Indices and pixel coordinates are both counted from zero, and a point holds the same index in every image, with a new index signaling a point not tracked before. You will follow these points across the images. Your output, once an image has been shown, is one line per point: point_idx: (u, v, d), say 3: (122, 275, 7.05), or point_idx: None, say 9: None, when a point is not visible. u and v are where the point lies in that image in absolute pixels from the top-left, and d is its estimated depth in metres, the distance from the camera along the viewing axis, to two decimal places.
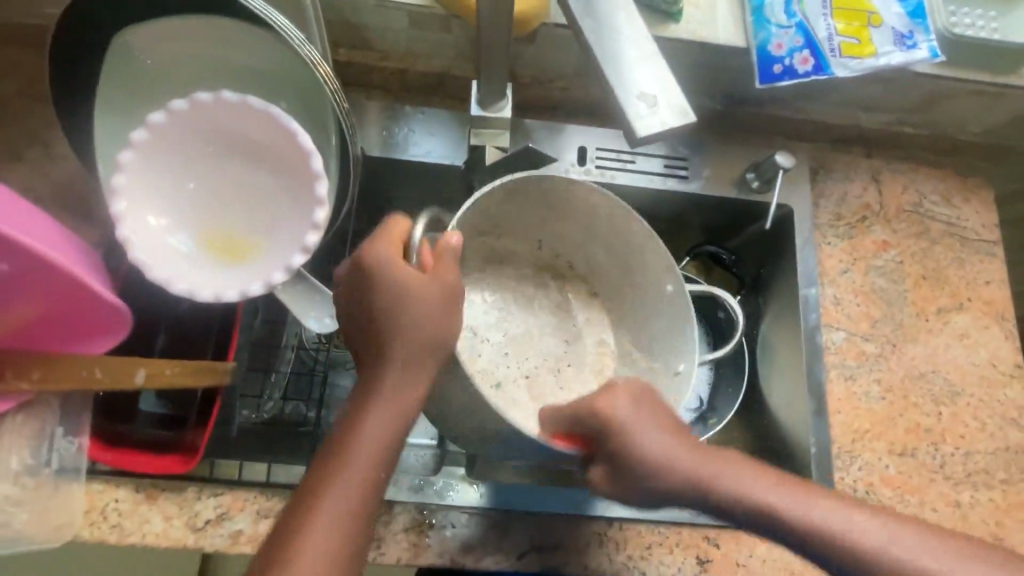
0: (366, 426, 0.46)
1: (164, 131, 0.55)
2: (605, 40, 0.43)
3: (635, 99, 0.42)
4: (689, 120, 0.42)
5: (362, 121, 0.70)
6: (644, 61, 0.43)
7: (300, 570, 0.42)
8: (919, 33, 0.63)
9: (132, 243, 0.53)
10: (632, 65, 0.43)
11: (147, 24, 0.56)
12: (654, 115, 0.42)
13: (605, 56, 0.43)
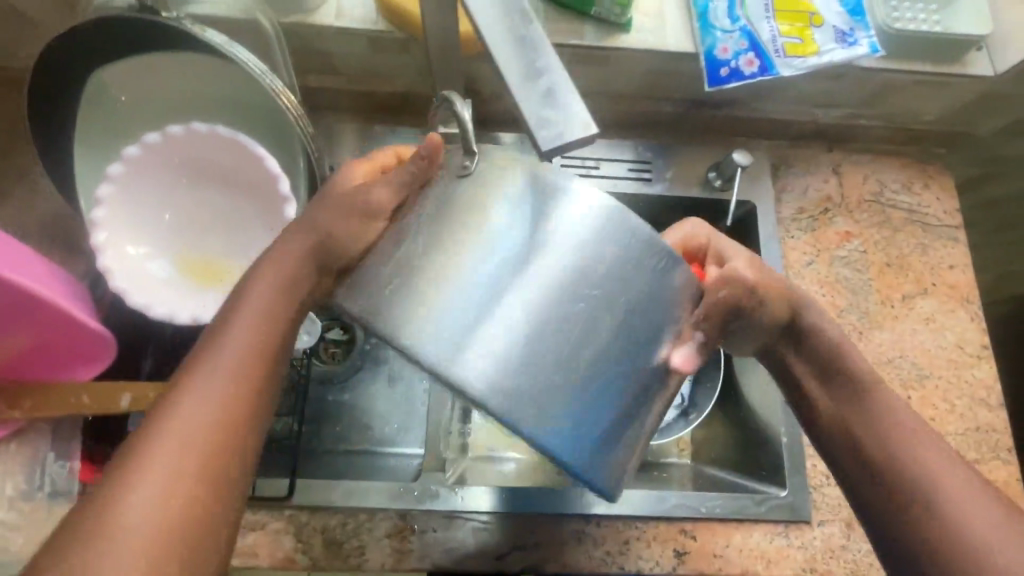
0: (255, 297, 0.42)
1: (138, 162, 0.58)
2: (494, 25, 0.33)
3: (530, 100, 0.31)
4: (593, 133, 0.31)
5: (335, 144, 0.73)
6: (540, 53, 0.33)
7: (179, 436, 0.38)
8: (859, 30, 0.65)
9: (114, 273, 0.56)
10: (527, 55, 0.32)
11: (116, 65, 0.59)
12: (554, 124, 0.31)
13: (494, 42, 0.33)
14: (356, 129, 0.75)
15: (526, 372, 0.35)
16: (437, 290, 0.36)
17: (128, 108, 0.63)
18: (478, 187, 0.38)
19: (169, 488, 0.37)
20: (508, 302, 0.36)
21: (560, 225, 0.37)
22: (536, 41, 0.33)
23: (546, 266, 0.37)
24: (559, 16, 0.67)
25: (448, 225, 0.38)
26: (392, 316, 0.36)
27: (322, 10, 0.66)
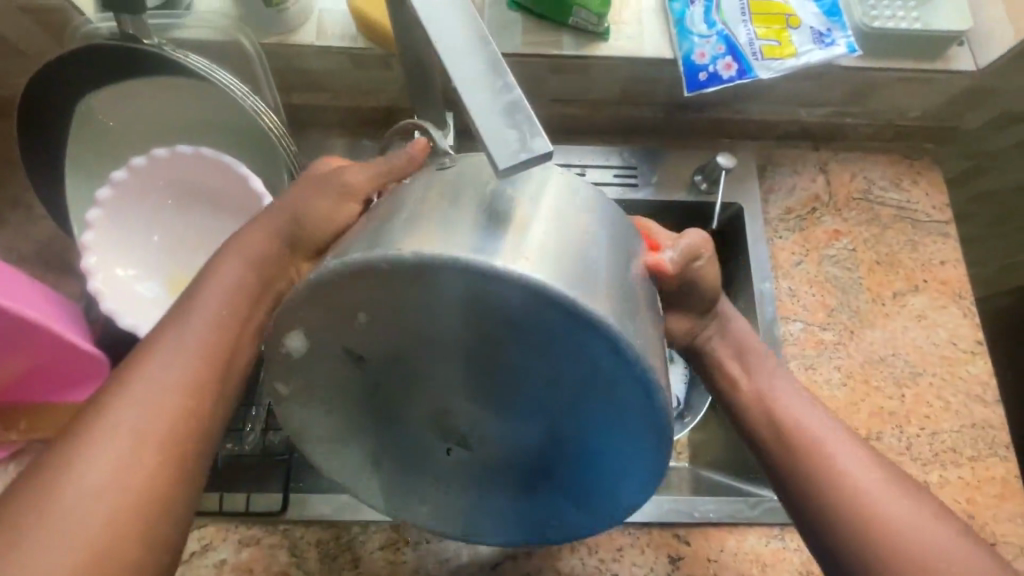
0: (211, 286, 0.45)
1: (126, 186, 0.59)
2: (452, 49, 0.33)
3: (489, 119, 0.31)
4: (550, 151, 0.31)
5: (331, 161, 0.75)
6: (498, 73, 0.32)
7: (130, 420, 0.40)
8: (836, 31, 0.66)
9: (104, 295, 0.57)
10: (484, 75, 0.32)
11: (103, 91, 0.60)
12: (511, 142, 0.31)
13: (454, 66, 0.33)
14: (345, 145, 0.76)
15: (569, 276, 0.36)
16: (463, 222, 0.37)
17: (116, 132, 0.64)
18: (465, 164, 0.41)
19: (120, 495, 0.38)
20: (535, 227, 0.37)
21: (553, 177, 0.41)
22: (495, 61, 0.33)
23: (554, 202, 0.39)
24: (537, 27, 0.68)
25: (450, 184, 0.39)
26: (424, 246, 0.35)
27: (304, 29, 0.67)
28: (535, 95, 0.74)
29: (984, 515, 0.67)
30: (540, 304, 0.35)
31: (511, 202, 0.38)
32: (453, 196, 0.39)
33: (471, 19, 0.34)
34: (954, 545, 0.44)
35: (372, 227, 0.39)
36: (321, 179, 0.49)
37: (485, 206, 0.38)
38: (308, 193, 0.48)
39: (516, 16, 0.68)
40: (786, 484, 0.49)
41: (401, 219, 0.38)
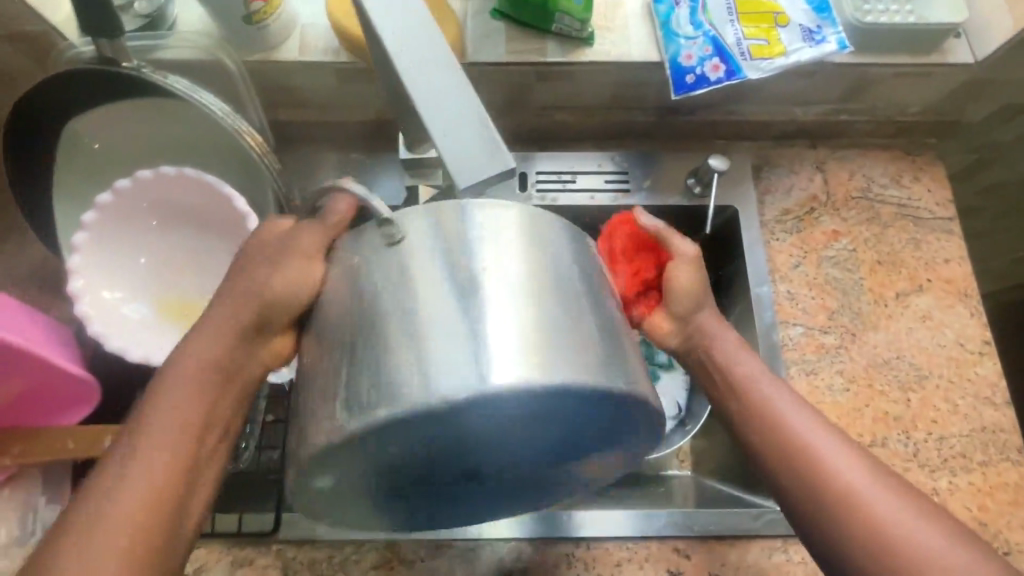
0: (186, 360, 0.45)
1: (111, 209, 0.58)
2: (409, 60, 0.33)
3: (450, 136, 0.31)
4: (509, 167, 0.31)
5: (319, 173, 0.74)
6: (458, 87, 0.33)
7: (117, 510, 0.41)
8: (827, 28, 0.65)
9: (92, 318, 0.57)
10: (444, 88, 0.32)
11: (87, 114, 0.60)
12: (474, 155, 0.31)
13: (413, 80, 0.32)
14: (335, 160, 0.75)
15: (572, 361, 0.38)
16: (456, 331, 0.37)
17: (103, 154, 0.64)
18: (421, 233, 0.40)
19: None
20: (522, 314, 0.38)
21: (507, 223, 0.41)
22: (454, 71, 0.33)
23: (524, 263, 0.40)
24: (521, 35, 0.67)
25: (423, 279, 0.39)
26: (436, 382, 0.36)
27: (287, 46, 0.67)
28: (522, 102, 0.73)
29: (996, 522, 0.64)
30: (557, 400, 0.37)
31: (491, 287, 0.39)
32: (432, 294, 0.39)
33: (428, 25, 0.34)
34: (951, 551, 0.43)
35: (366, 351, 0.39)
36: (274, 247, 0.46)
37: (470, 302, 0.38)
38: (261, 262, 0.46)
39: (500, 24, 0.67)
40: (778, 492, 0.49)
41: (396, 347, 0.38)
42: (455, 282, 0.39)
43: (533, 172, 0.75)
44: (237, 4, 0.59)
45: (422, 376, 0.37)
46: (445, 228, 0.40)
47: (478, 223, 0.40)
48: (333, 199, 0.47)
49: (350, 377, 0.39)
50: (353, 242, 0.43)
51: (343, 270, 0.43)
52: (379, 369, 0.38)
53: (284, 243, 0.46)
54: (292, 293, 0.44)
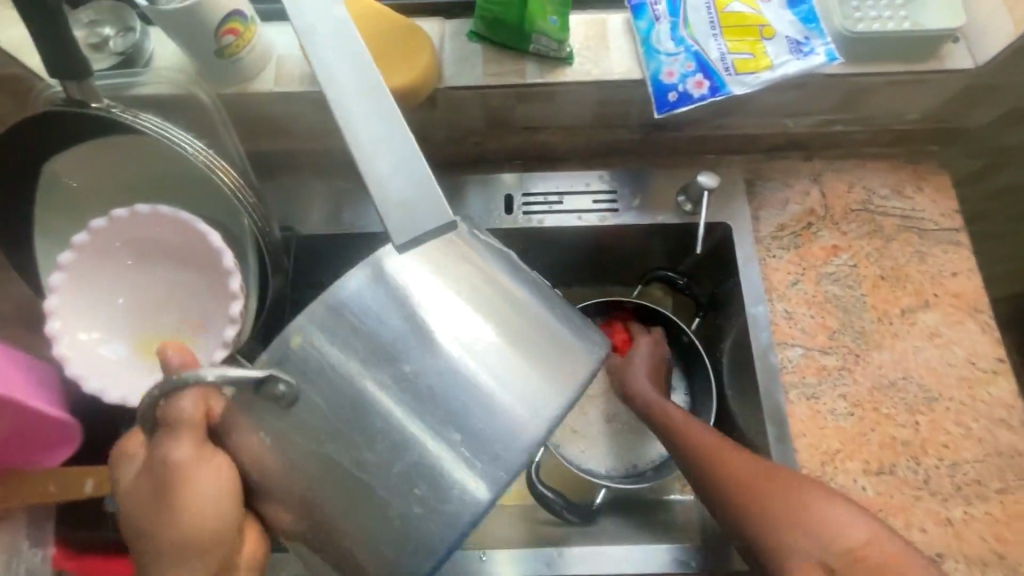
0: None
1: (88, 249, 0.58)
2: (351, 106, 0.36)
3: (392, 182, 0.35)
4: (450, 221, 0.36)
5: (307, 202, 0.75)
6: (392, 129, 0.36)
7: None
8: (815, 38, 0.63)
9: (69, 358, 0.56)
10: (379, 134, 0.36)
11: (64, 153, 0.59)
12: (412, 219, 0.36)
13: (351, 128, 0.36)
14: (321, 191, 0.75)
15: (563, 366, 0.39)
16: (452, 406, 0.36)
17: (81, 193, 0.63)
18: (344, 326, 0.36)
19: None
20: (496, 372, 0.37)
21: (414, 271, 0.38)
22: (388, 114, 0.36)
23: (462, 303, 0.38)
24: (499, 57, 0.66)
25: (391, 374, 0.36)
26: (473, 469, 0.35)
27: (262, 77, 0.66)
28: (503, 124, 0.71)
29: (1015, 554, 0.61)
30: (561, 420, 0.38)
31: (454, 348, 0.37)
32: (405, 385, 0.36)
33: (366, 74, 0.37)
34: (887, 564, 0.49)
35: (378, 478, 0.36)
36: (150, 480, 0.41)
37: (447, 375, 0.37)
38: (156, 506, 0.41)
39: (477, 47, 0.66)
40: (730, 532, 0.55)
41: (409, 458, 0.36)
42: (417, 365, 0.37)
43: (518, 194, 0.74)
44: (208, 41, 0.59)
45: (459, 473, 0.35)
46: (365, 314, 0.36)
47: (390, 289, 0.37)
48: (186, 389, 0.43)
49: (376, 510, 0.36)
50: (243, 403, 0.38)
51: (245, 416, 0.37)
52: (410, 485, 0.36)
53: (161, 475, 0.40)
54: (206, 492, 0.39)
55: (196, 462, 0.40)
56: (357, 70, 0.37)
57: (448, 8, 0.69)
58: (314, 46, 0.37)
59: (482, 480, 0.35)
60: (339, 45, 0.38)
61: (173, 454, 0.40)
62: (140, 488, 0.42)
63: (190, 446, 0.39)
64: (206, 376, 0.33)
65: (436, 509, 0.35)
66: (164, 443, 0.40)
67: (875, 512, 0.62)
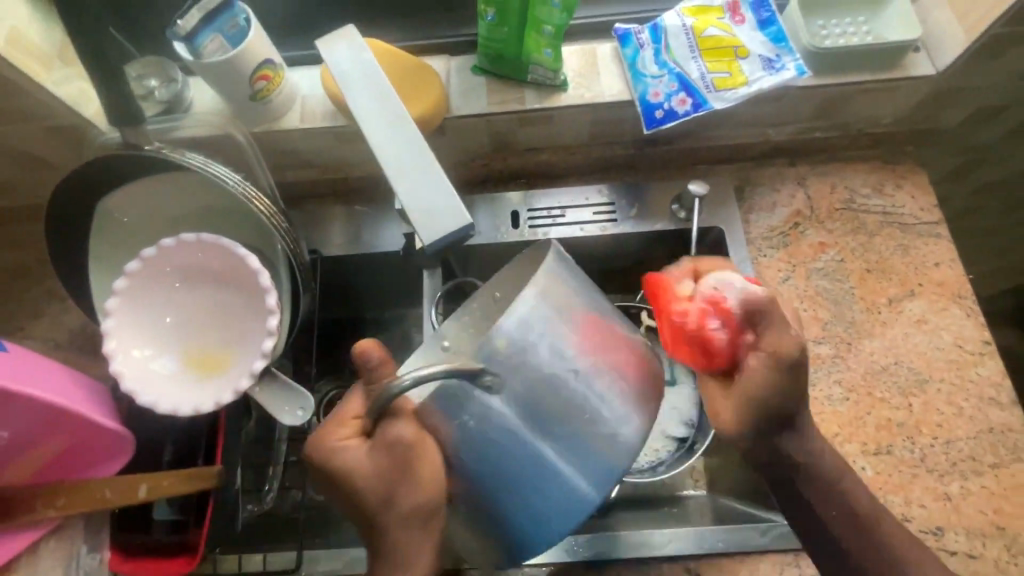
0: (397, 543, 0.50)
1: (139, 275, 0.65)
2: (382, 136, 0.43)
3: (417, 194, 0.42)
4: (468, 222, 0.42)
5: (330, 227, 0.81)
6: (419, 153, 0.43)
7: None
8: (785, 55, 0.69)
9: (123, 374, 0.62)
10: (404, 158, 0.43)
11: (117, 191, 0.67)
12: (432, 221, 0.42)
13: (384, 154, 0.43)
14: (343, 215, 0.82)
15: (650, 390, 0.52)
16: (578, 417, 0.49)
17: (130, 227, 0.70)
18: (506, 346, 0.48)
19: None
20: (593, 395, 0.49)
21: (552, 305, 0.49)
22: (414, 139, 0.43)
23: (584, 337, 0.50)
24: (502, 86, 0.73)
25: (522, 395, 0.48)
26: (579, 472, 0.48)
27: (289, 116, 0.73)
28: (506, 146, 0.78)
29: (1012, 524, 0.64)
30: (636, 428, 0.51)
31: (577, 374, 0.49)
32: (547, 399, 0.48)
33: (391, 108, 0.44)
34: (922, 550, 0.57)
35: (520, 475, 0.48)
36: (383, 460, 0.49)
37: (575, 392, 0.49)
38: (394, 476, 0.49)
39: (481, 79, 0.73)
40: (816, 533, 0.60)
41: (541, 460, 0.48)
42: (547, 387, 0.48)
43: (524, 210, 0.80)
44: (244, 86, 0.66)
45: (579, 471, 0.48)
46: (509, 345, 0.48)
47: (536, 320, 0.49)
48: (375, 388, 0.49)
49: (515, 500, 0.48)
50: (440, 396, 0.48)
51: (444, 413, 0.48)
52: (544, 480, 0.48)
53: (398, 454, 0.48)
54: (427, 467, 0.48)
55: (421, 438, 0.49)
56: (385, 105, 0.44)
57: (452, 45, 0.77)
58: (347, 88, 0.44)
59: (594, 477, 0.48)
60: (365, 84, 0.45)
61: (403, 433, 0.48)
62: (374, 471, 0.49)
63: (413, 425, 0.48)
64: (419, 374, 0.43)
65: (562, 500, 0.48)
66: (391, 426, 0.48)
67: (875, 490, 0.66)
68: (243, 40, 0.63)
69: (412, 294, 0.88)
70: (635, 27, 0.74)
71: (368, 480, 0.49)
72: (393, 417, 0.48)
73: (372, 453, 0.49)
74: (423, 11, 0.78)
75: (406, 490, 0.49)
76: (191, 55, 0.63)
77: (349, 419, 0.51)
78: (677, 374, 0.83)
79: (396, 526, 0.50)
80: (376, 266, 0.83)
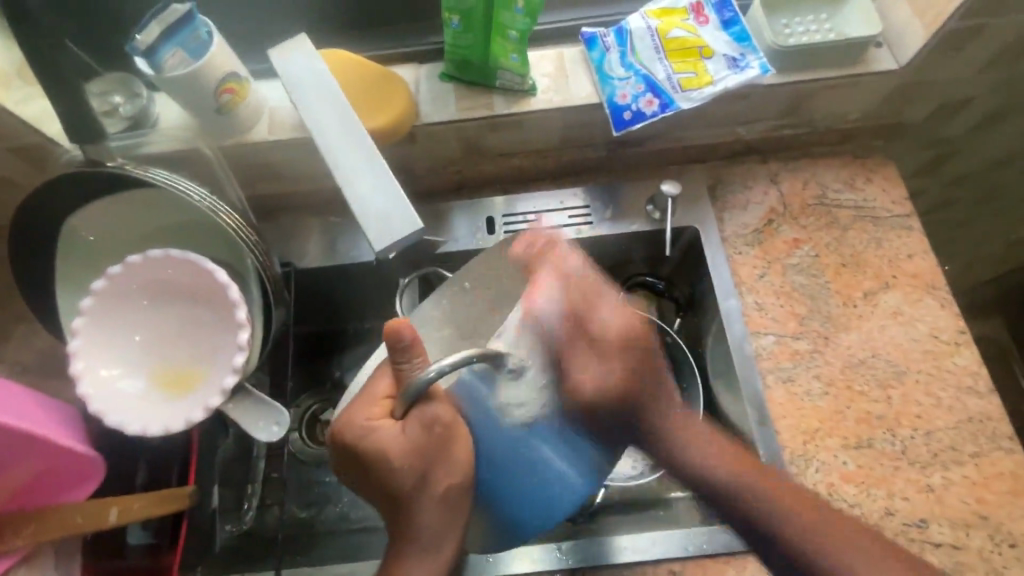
0: (422, 519, 0.53)
1: (106, 295, 0.64)
2: (334, 146, 0.45)
3: (371, 201, 0.44)
4: (419, 226, 0.43)
5: (304, 239, 0.81)
6: (372, 161, 0.45)
7: None
8: (749, 54, 0.70)
9: (91, 396, 0.60)
10: (358, 167, 0.44)
11: (84, 210, 0.66)
12: (383, 228, 0.43)
13: (338, 163, 0.45)
14: (318, 227, 0.81)
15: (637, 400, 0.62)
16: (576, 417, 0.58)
17: (98, 246, 0.68)
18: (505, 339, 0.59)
19: None
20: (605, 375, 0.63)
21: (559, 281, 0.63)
22: (368, 148, 0.45)
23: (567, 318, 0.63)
24: (470, 93, 0.73)
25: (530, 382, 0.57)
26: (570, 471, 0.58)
27: (257, 128, 0.73)
28: (479, 153, 0.78)
29: (996, 513, 0.64)
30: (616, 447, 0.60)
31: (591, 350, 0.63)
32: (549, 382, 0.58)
33: (346, 119, 0.46)
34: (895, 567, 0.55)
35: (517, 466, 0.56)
36: (422, 436, 0.53)
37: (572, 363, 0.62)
38: (429, 452, 0.53)
39: (450, 86, 0.73)
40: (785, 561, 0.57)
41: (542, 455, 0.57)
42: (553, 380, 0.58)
43: (500, 215, 0.80)
44: (208, 99, 0.66)
45: (576, 466, 0.58)
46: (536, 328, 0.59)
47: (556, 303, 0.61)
48: (406, 367, 0.53)
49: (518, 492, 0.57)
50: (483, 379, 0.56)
51: (466, 402, 0.56)
52: (542, 477, 0.57)
53: (435, 434, 0.53)
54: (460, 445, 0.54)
55: (455, 418, 0.54)
56: (340, 116, 0.46)
57: (421, 54, 0.77)
58: (301, 98, 0.46)
59: (588, 470, 0.58)
60: (319, 95, 0.46)
61: (440, 413, 0.53)
62: (413, 445, 0.52)
63: (446, 404, 0.54)
64: (444, 366, 0.48)
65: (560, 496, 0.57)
66: (426, 407, 0.53)
67: (857, 485, 0.65)
68: (206, 52, 0.63)
69: (390, 304, 0.87)
70: (601, 30, 0.75)
71: (406, 453, 0.52)
72: (427, 399, 0.53)
73: (406, 429, 0.52)
74: (391, 20, 0.78)
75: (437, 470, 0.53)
76: (153, 70, 0.63)
77: (380, 399, 0.53)
78: None
79: (430, 503, 0.53)
80: (352, 277, 0.82)
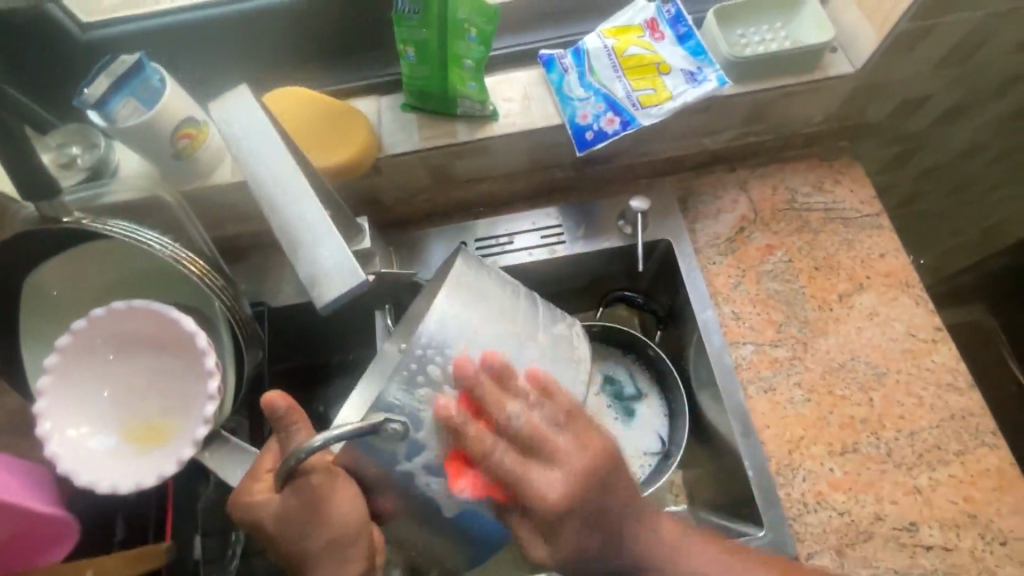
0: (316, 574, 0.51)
1: (71, 350, 0.62)
2: (277, 202, 0.45)
3: (318, 255, 0.44)
4: (362, 276, 0.44)
5: (277, 278, 0.80)
6: (315, 213, 0.45)
7: None
8: (705, 67, 0.70)
9: (59, 456, 0.59)
10: (303, 222, 0.45)
11: (50, 261, 0.64)
12: (333, 279, 0.44)
13: (281, 220, 0.45)
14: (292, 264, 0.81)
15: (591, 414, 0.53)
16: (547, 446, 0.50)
17: (63, 299, 0.67)
18: (441, 352, 0.48)
19: None
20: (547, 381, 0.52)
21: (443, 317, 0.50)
22: (313, 203, 0.45)
23: (503, 328, 0.52)
24: (432, 121, 0.73)
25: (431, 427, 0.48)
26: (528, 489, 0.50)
27: (219, 170, 0.72)
28: (446, 180, 0.78)
29: (984, 511, 0.63)
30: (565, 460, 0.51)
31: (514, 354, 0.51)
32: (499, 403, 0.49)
33: (291, 172, 0.46)
34: None
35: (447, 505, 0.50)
36: (299, 503, 0.50)
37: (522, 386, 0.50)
38: (306, 520, 0.50)
39: (412, 116, 0.73)
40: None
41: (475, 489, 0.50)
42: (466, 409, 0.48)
43: (473, 240, 0.79)
44: (164, 146, 0.65)
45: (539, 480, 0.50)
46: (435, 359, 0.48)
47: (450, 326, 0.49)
48: (286, 436, 0.51)
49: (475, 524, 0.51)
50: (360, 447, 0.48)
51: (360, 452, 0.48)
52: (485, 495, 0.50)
53: (308, 497, 0.50)
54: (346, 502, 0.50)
55: (330, 483, 0.50)
56: (283, 169, 0.46)
57: (379, 85, 0.77)
58: (244, 153, 0.46)
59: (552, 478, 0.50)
60: (262, 149, 0.46)
61: (312, 480, 0.50)
62: (294, 506, 0.50)
63: (322, 473, 0.50)
64: (328, 435, 0.43)
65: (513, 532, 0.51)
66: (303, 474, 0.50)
67: (845, 492, 0.65)
68: (160, 100, 0.62)
69: (368, 335, 0.86)
70: (559, 52, 0.75)
71: (288, 521, 0.50)
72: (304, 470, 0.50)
73: (286, 498, 0.50)
74: (349, 54, 0.78)
75: (324, 529, 0.50)
76: (105, 120, 0.62)
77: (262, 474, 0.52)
78: (642, 388, 0.79)
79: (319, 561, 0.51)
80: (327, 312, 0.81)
